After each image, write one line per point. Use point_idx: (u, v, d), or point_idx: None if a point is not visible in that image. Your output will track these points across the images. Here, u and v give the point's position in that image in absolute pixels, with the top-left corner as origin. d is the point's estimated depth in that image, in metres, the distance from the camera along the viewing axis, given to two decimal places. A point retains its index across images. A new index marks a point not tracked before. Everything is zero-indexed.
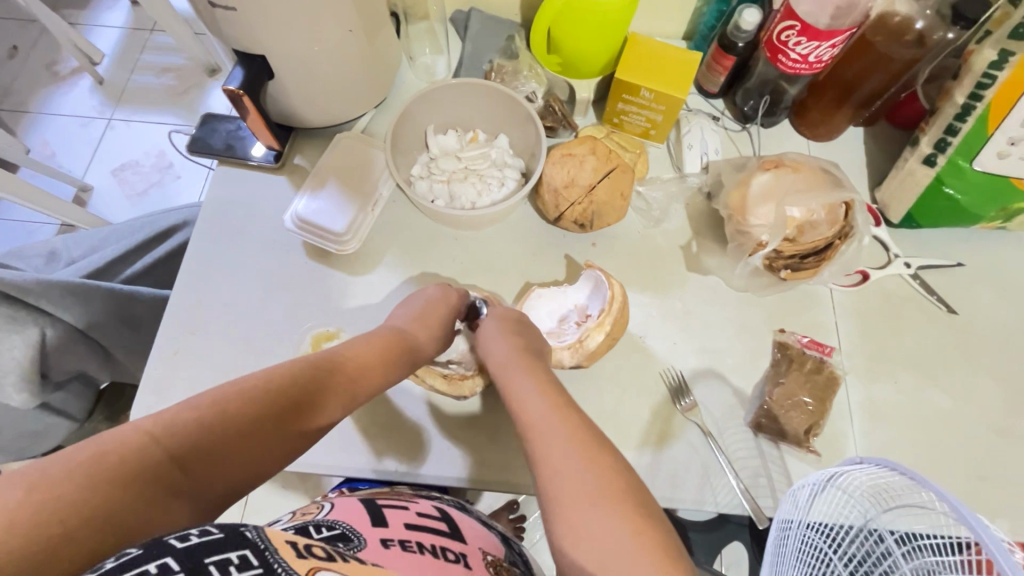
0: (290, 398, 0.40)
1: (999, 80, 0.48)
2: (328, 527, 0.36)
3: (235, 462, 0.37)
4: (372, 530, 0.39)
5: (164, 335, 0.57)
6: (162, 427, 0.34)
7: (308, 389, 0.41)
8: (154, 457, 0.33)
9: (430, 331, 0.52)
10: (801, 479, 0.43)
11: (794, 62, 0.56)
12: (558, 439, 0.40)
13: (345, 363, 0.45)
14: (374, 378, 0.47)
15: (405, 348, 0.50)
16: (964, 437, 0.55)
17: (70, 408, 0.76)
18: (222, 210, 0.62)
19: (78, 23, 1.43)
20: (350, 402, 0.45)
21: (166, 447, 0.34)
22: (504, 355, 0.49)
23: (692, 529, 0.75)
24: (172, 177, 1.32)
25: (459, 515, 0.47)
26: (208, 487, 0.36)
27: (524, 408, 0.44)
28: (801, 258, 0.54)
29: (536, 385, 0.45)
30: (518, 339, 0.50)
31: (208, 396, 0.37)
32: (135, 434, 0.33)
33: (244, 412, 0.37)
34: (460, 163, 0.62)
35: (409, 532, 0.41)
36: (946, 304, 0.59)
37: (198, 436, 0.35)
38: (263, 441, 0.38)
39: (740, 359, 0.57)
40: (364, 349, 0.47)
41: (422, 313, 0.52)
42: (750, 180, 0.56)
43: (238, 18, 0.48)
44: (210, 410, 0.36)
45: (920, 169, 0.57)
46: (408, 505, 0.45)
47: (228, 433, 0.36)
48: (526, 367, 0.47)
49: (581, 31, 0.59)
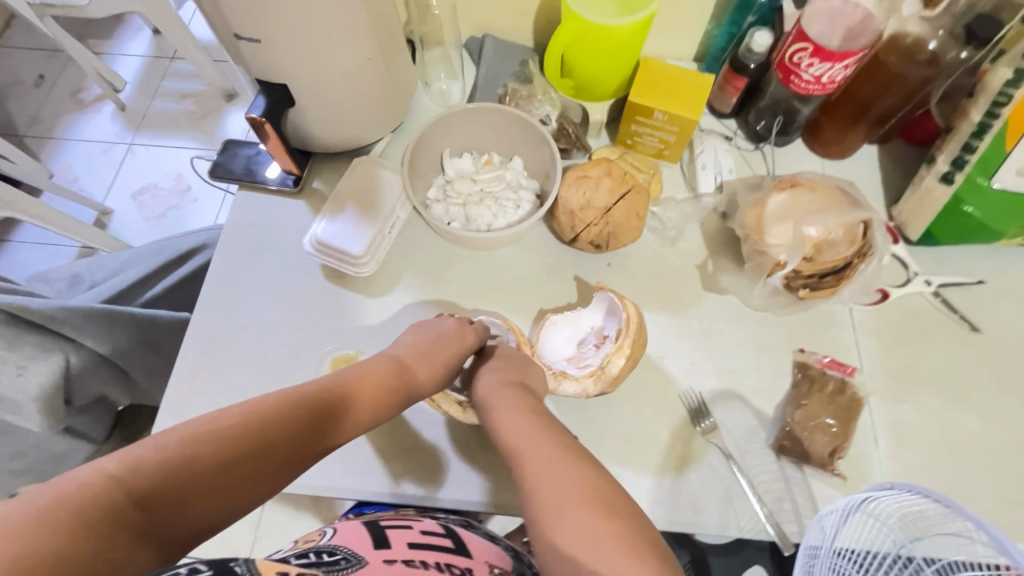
0: (271, 435, 0.39)
1: (1014, 99, 0.48)
2: (329, 553, 0.38)
3: (204, 503, 0.35)
4: (375, 552, 0.40)
5: (184, 359, 0.57)
6: (128, 467, 0.32)
7: (291, 426, 0.40)
8: (116, 500, 0.31)
9: (431, 370, 0.51)
10: (829, 505, 0.40)
11: (807, 83, 0.57)
12: (540, 458, 0.43)
13: (332, 399, 0.44)
14: (359, 414, 0.45)
15: (400, 383, 0.49)
16: (994, 460, 0.53)
17: (89, 430, 0.77)
18: (243, 235, 0.63)
19: (102, 52, 1.48)
20: (333, 439, 0.43)
21: (131, 490, 0.32)
22: (492, 388, 0.50)
23: (712, 554, 0.74)
24: (190, 200, 1.35)
25: (464, 531, 0.48)
26: (175, 529, 0.34)
27: (505, 436, 0.46)
28: (820, 277, 0.54)
29: (519, 419, 0.47)
30: (516, 389, 0.50)
31: (180, 434, 0.35)
32: (95, 477, 0.31)
33: (214, 453, 0.36)
34: (476, 185, 0.63)
35: (412, 551, 0.41)
36: (969, 322, 0.58)
37: (166, 477, 0.34)
38: (238, 480, 0.37)
39: (759, 379, 0.56)
40: (356, 383, 0.46)
41: (432, 349, 0.51)
42: (766, 201, 0.56)
43: (262, 49, 0.50)
44: (176, 450, 0.35)
45: (937, 187, 0.57)
46: (413, 522, 0.46)
47: (200, 471, 0.35)
48: (508, 401, 0.48)
49: (594, 56, 0.60)
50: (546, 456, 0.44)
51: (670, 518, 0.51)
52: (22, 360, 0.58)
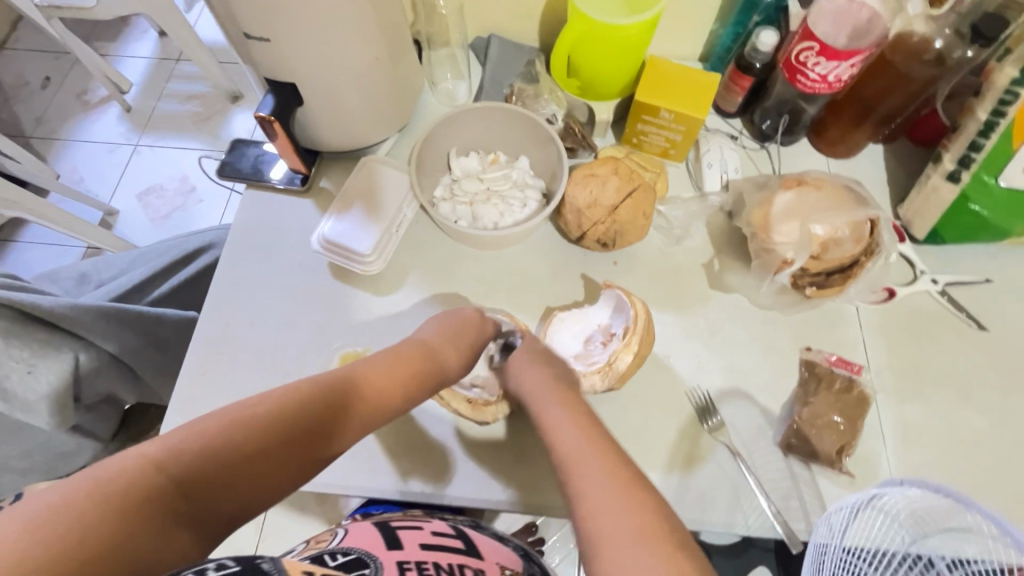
0: (303, 420, 0.39)
1: (1022, 96, 0.48)
2: (344, 553, 0.38)
3: (240, 487, 0.36)
4: (389, 553, 0.39)
5: (193, 356, 0.57)
6: (166, 452, 0.33)
7: (322, 413, 0.40)
8: (155, 486, 0.32)
9: (457, 354, 0.51)
10: (838, 503, 0.40)
11: (813, 82, 0.57)
12: (585, 458, 0.40)
13: (362, 386, 0.44)
14: (389, 399, 0.45)
15: (430, 369, 0.49)
16: (1003, 459, 0.53)
17: (96, 428, 0.77)
18: (250, 233, 0.63)
19: (108, 54, 1.49)
20: (363, 424, 0.43)
21: (170, 474, 0.33)
22: (538, 386, 0.48)
23: (718, 555, 0.74)
24: (195, 201, 1.35)
25: (475, 533, 0.48)
26: (214, 513, 0.35)
27: (551, 431, 0.44)
28: (827, 275, 0.54)
29: (568, 418, 0.44)
30: (562, 387, 0.48)
31: (215, 420, 0.36)
32: (136, 462, 0.32)
33: (249, 437, 0.36)
34: (482, 184, 0.63)
35: (425, 553, 0.41)
36: (976, 321, 0.58)
37: (202, 462, 0.34)
38: (272, 466, 0.37)
39: (766, 377, 0.56)
40: (386, 370, 0.46)
41: (456, 333, 0.52)
42: (772, 199, 0.56)
43: (272, 48, 0.50)
44: (211, 435, 0.35)
45: (943, 185, 0.57)
46: (423, 524, 0.46)
47: (236, 457, 0.35)
48: (556, 398, 0.46)
49: (600, 55, 0.60)
50: (590, 456, 0.41)
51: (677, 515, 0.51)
52: (32, 358, 0.59)
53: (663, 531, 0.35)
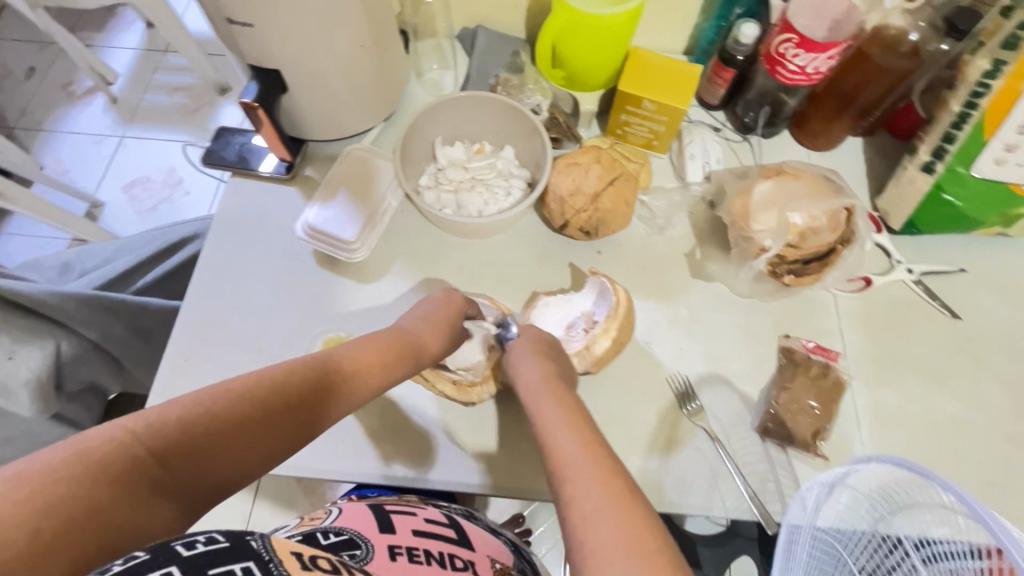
0: (284, 395, 0.39)
1: (994, 88, 0.49)
2: (337, 533, 0.38)
3: (222, 462, 0.35)
4: (381, 537, 0.40)
5: (177, 341, 0.57)
6: (144, 424, 0.32)
7: (303, 389, 0.40)
8: (135, 459, 0.31)
9: (436, 334, 0.51)
10: (810, 481, 0.43)
11: (792, 73, 0.58)
12: (575, 457, 0.38)
13: (342, 364, 0.44)
14: (372, 379, 0.45)
15: (408, 348, 0.49)
16: (973, 442, 0.55)
17: (79, 417, 0.77)
18: (235, 221, 0.63)
19: (94, 45, 1.48)
20: (346, 402, 0.43)
21: (149, 446, 0.32)
22: (534, 380, 0.47)
23: (701, 544, 0.75)
24: (182, 192, 1.34)
25: (468, 523, 0.48)
26: (194, 487, 0.34)
27: (542, 427, 0.42)
28: (804, 263, 0.55)
29: (561, 419, 0.42)
30: (559, 384, 0.47)
31: (193, 393, 0.35)
32: (113, 433, 0.31)
33: (231, 411, 0.36)
34: (467, 173, 0.63)
35: (416, 539, 0.42)
36: (949, 309, 0.60)
37: (182, 435, 0.33)
38: (254, 440, 0.37)
39: (745, 363, 0.57)
40: (364, 349, 0.46)
41: (428, 313, 0.53)
42: (752, 188, 0.57)
43: (255, 34, 0.50)
44: (192, 409, 0.34)
45: (918, 177, 0.58)
46: (416, 510, 0.46)
47: (216, 431, 0.35)
48: (551, 393, 0.45)
49: (585, 46, 0.61)
50: (579, 455, 0.38)
51: (657, 498, 0.51)
52: (12, 344, 0.58)
53: (633, 504, 0.35)
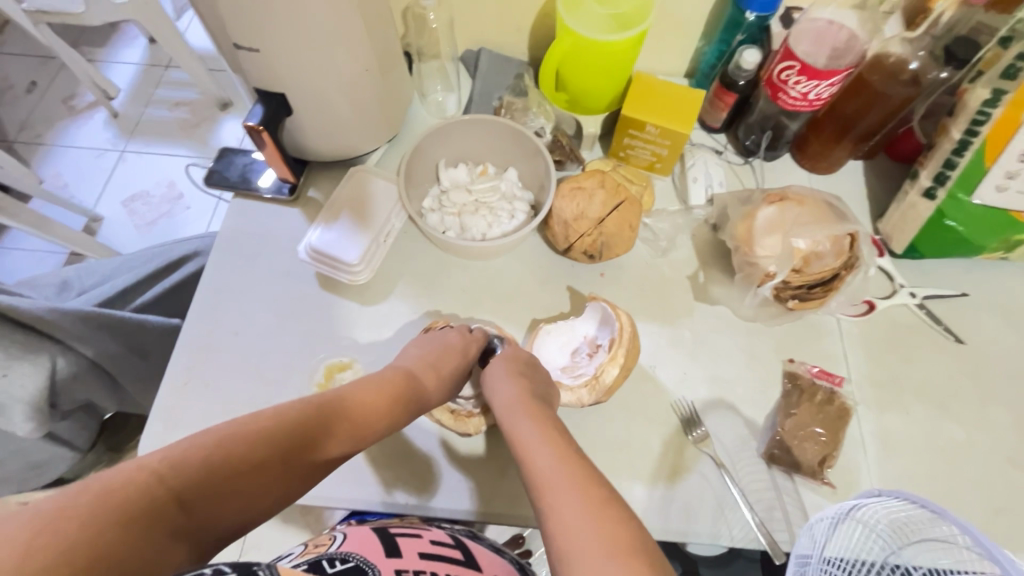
0: (297, 438, 0.40)
1: (993, 117, 0.50)
2: (342, 560, 0.38)
3: (233, 504, 0.36)
4: (387, 561, 0.39)
5: (177, 364, 0.57)
6: (167, 465, 0.33)
7: (312, 432, 0.41)
8: (157, 498, 0.32)
9: (438, 381, 0.51)
10: (818, 513, 0.42)
11: (794, 100, 0.58)
12: (568, 498, 0.37)
13: (350, 405, 0.45)
14: (378, 419, 0.46)
15: (413, 390, 0.49)
16: (978, 469, 0.54)
17: (74, 437, 0.76)
18: (236, 242, 0.63)
19: (96, 60, 1.49)
20: (352, 443, 0.44)
21: (170, 487, 0.33)
22: (510, 400, 0.48)
23: (703, 567, 0.74)
24: (182, 208, 1.34)
25: (474, 543, 0.47)
26: (208, 529, 0.35)
27: (524, 451, 0.43)
28: (809, 288, 0.55)
29: (553, 458, 0.41)
30: (549, 424, 0.45)
31: (213, 434, 0.36)
32: (141, 472, 0.32)
33: (245, 455, 0.37)
34: (471, 196, 0.64)
35: (422, 562, 0.41)
36: (953, 334, 0.60)
37: (200, 476, 0.34)
38: (262, 485, 0.38)
39: (750, 388, 0.57)
40: (371, 391, 0.47)
41: (435, 360, 0.52)
42: (756, 213, 0.57)
43: (261, 58, 0.51)
44: (211, 450, 0.36)
45: (920, 202, 0.58)
46: (423, 532, 0.45)
47: (235, 473, 0.36)
48: (527, 412, 0.46)
49: (587, 71, 0.62)
50: (574, 506, 0.36)
51: (662, 526, 0.51)
52: (8, 364, 0.58)
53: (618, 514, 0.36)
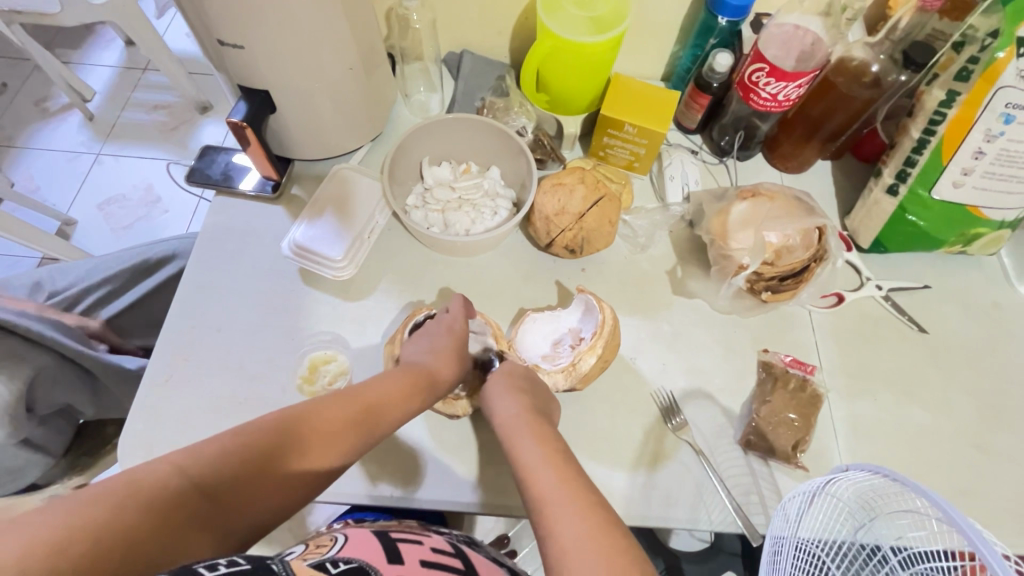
0: (314, 429, 0.42)
1: (949, 116, 0.53)
2: (344, 561, 0.37)
3: (259, 497, 0.38)
4: (389, 568, 0.39)
5: (157, 361, 0.56)
6: (189, 460, 0.36)
7: (330, 423, 0.42)
8: (180, 489, 0.34)
9: (444, 364, 0.52)
10: (791, 491, 0.44)
11: (765, 100, 0.61)
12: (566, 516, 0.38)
13: (367, 396, 0.46)
14: (395, 409, 0.47)
15: (424, 379, 0.50)
16: (943, 452, 0.57)
17: (48, 442, 0.74)
18: (220, 239, 0.63)
19: (71, 62, 1.46)
20: (373, 432, 0.45)
21: (192, 478, 0.35)
22: (511, 415, 0.47)
23: (686, 562, 0.75)
24: (160, 211, 1.32)
25: (473, 553, 0.47)
26: (233, 522, 0.37)
27: (523, 465, 0.44)
28: (781, 280, 0.57)
29: (557, 482, 0.41)
30: (553, 446, 0.45)
31: (231, 430, 0.38)
32: (164, 466, 0.35)
33: (262, 445, 0.39)
34: (454, 193, 0.65)
35: (425, 570, 0.41)
36: (917, 324, 0.63)
37: (220, 469, 0.36)
38: (284, 475, 0.39)
39: (727, 379, 0.59)
40: (387, 382, 0.48)
41: (432, 348, 0.53)
42: (730, 209, 0.59)
43: (245, 55, 0.51)
44: (230, 443, 0.38)
45: (884, 198, 0.61)
46: (423, 539, 0.45)
47: (256, 463, 0.38)
48: (531, 431, 0.46)
49: (568, 72, 0.63)
50: (578, 530, 0.37)
51: (644, 512, 0.52)
52: None
53: (621, 544, 0.36)
